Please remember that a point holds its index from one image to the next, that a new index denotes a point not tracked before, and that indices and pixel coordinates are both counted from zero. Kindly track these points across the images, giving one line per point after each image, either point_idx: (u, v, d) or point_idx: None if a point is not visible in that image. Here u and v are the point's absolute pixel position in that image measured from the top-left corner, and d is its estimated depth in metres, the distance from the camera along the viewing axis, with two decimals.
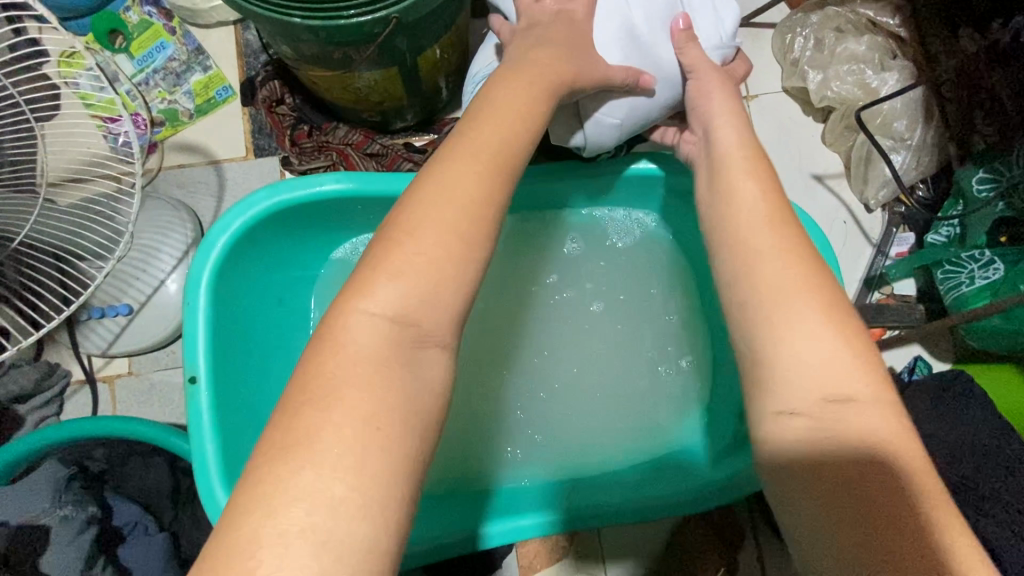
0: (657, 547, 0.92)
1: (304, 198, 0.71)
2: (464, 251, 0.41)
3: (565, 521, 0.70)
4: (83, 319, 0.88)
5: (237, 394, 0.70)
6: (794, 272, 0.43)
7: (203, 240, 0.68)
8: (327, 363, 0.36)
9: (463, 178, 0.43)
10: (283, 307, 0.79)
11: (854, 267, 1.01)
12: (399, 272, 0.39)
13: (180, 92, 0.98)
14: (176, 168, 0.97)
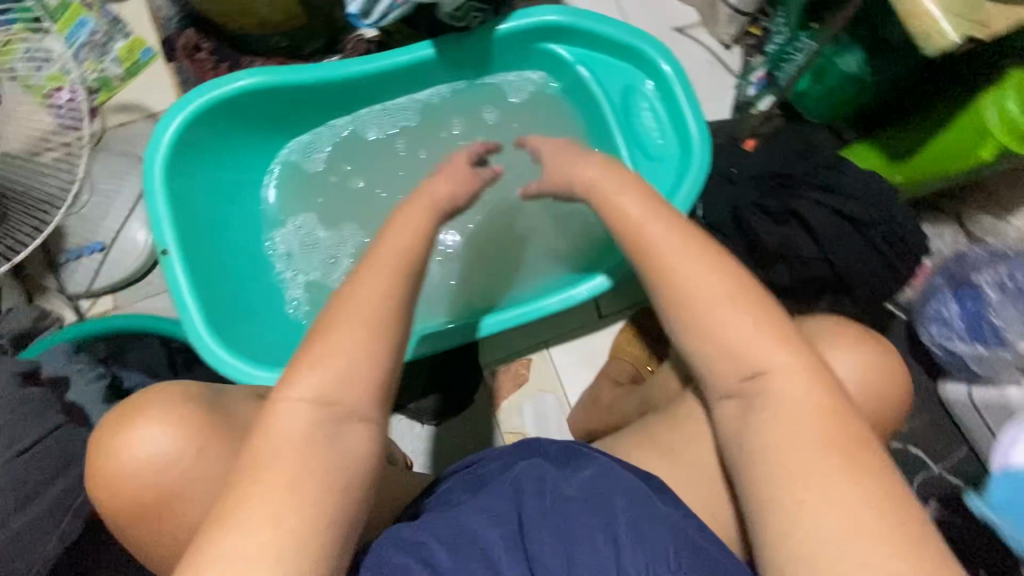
0: (600, 355, 1.10)
1: (227, 94, 0.84)
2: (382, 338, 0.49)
3: (545, 307, 0.89)
4: (65, 261, 1.00)
5: (206, 267, 0.84)
6: (720, 278, 0.51)
7: (151, 139, 0.81)
8: (268, 448, 0.45)
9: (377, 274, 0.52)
10: (236, 204, 0.92)
11: (723, 98, 1.17)
12: (317, 370, 0.47)
13: (108, 61, 1.10)
14: (118, 127, 1.09)
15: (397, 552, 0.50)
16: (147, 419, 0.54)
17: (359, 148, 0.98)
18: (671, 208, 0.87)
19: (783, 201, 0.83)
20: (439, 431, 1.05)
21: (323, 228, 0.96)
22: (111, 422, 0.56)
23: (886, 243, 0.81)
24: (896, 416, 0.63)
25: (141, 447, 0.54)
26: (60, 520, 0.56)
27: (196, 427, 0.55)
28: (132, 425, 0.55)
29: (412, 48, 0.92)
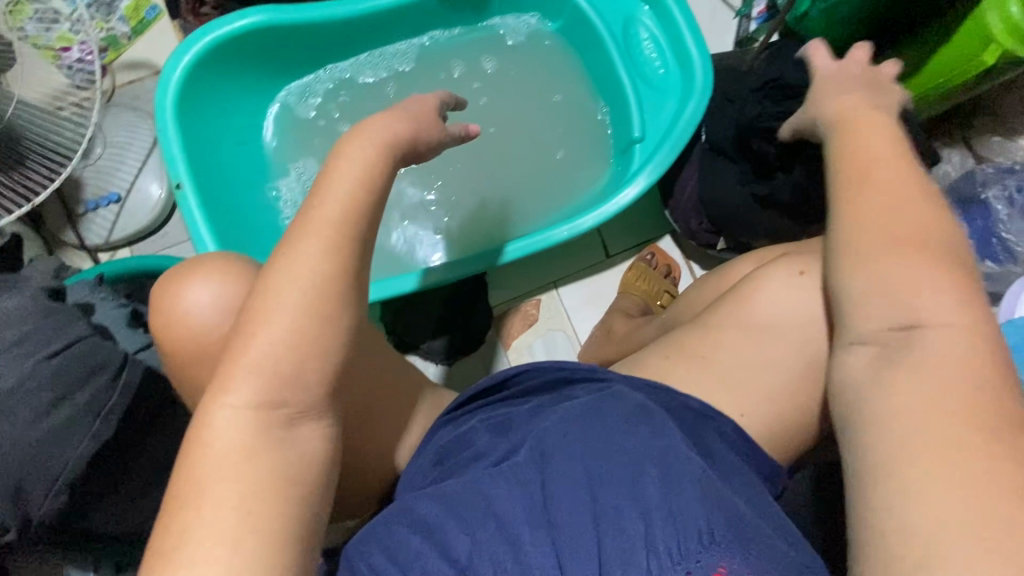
0: (609, 293, 1.10)
1: (231, 34, 0.86)
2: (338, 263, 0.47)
3: (556, 234, 0.90)
4: (83, 213, 1.03)
5: (219, 204, 0.86)
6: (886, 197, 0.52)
7: (160, 78, 0.83)
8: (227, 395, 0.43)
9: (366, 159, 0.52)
10: (244, 147, 0.94)
11: (725, 35, 1.17)
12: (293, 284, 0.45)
13: (115, 19, 1.11)
14: (127, 84, 1.11)
15: (426, 516, 0.54)
16: (201, 277, 0.58)
17: (356, 91, 0.99)
18: (677, 130, 0.89)
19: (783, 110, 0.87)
20: (453, 371, 1.07)
21: (326, 171, 0.97)
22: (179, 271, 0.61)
23: None
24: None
25: (184, 324, 0.57)
26: (92, 421, 0.59)
27: (218, 328, 0.57)
28: (177, 299, 0.58)
29: None
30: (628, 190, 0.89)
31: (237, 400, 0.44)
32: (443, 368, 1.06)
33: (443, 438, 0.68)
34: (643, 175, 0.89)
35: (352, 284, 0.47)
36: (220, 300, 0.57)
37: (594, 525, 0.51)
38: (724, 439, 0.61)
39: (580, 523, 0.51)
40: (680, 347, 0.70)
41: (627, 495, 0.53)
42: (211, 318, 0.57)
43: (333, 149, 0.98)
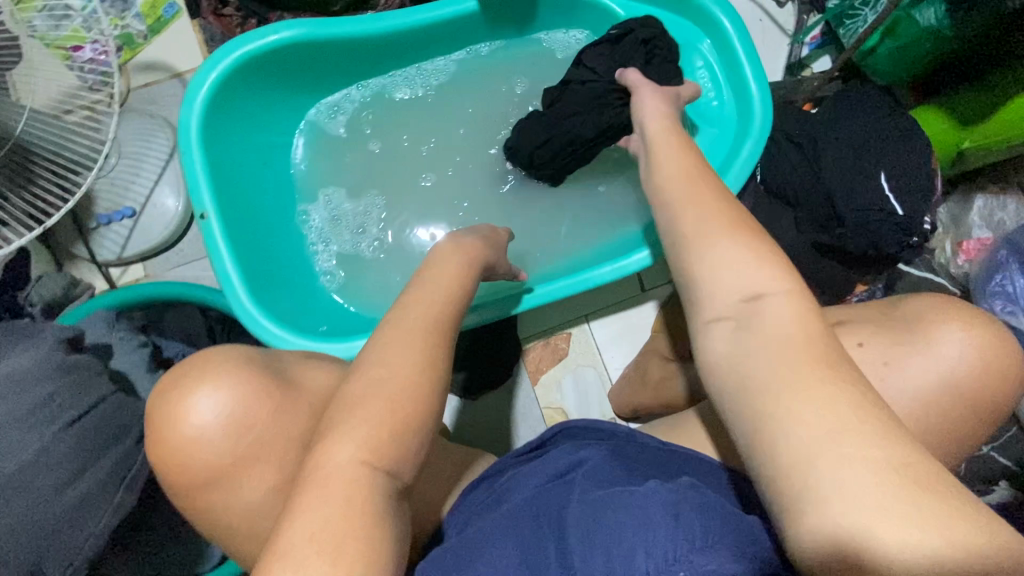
0: (642, 330, 1.06)
1: (263, 50, 0.80)
2: (425, 361, 0.52)
3: (594, 277, 0.85)
4: (94, 227, 0.97)
5: (244, 232, 0.80)
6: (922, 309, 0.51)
7: (185, 94, 0.77)
8: (317, 487, 0.45)
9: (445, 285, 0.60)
10: (269, 168, 0.88)
11: (775, 60, 1.11)
12: (377, 388, 0.50)
13: (131, 17, 1.04)
14: (143, 87, 1.05)
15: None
16: (211, 386, 0.52)
17: (394, 109, 0.94)
18: (733, 171, 0.83)
19: (853, 162, 0.83)
20: (478, 406, 1.02)
21: (356, 196, 0.91)
22: (186, 370, 0.54)
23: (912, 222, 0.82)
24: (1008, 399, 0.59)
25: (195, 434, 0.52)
26: (115, 492, 0.55)
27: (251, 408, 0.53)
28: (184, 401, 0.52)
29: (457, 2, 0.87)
30: None
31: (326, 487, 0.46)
32: (469, 403, 1.02)
33: (476, 500, 0.65)
34: None
35: (431, 386, 0.51)
36: (231, 416, 0.52)
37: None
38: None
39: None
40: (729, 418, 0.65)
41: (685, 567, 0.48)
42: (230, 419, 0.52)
43: (365, 171, 0.92)
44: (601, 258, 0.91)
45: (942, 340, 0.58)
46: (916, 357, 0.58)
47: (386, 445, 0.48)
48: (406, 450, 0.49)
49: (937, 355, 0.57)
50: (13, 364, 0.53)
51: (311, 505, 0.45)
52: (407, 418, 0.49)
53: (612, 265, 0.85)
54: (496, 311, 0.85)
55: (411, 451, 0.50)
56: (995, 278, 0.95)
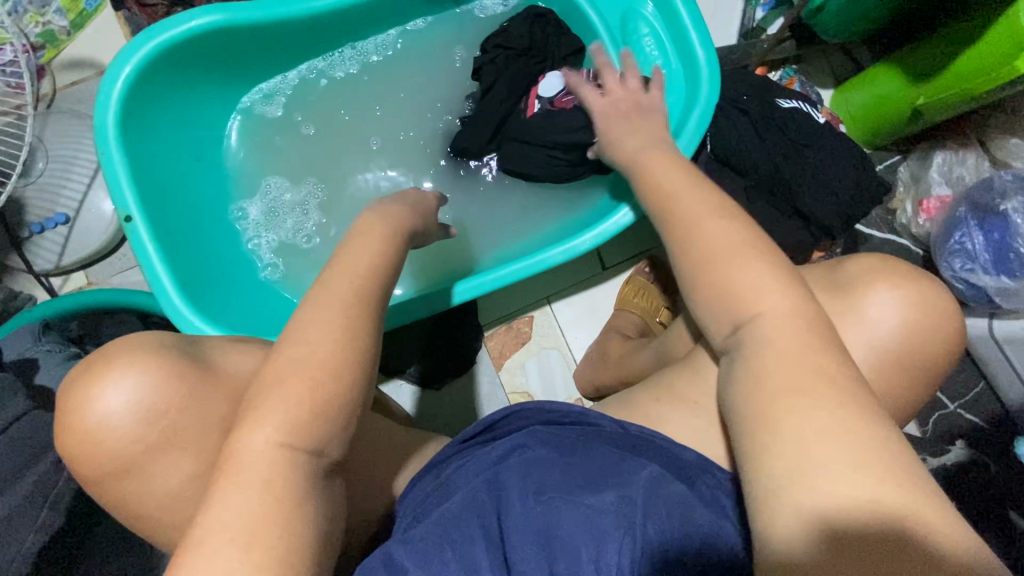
0: (605, 308, 1.04)
1: (180, 39, 0.75)
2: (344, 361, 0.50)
3: (542, 261, 0.82)
4: (27, 236, 0.93)
5: (175, 233, 0.77)
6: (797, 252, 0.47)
7: (100, 90, 0.73)
8: (231, 494, 0.44)
9: (372, 273, 0.58)
10: (200, 164, 0.84)
11: (728, 23, 1.08)
12: (293, 385, 0.48)
13: (51, 11, 0.99)
14: (70, 87, 1.00)
15: (398, 562, 0.52)
16: (119, 374, 0.50)
17: (329, 95, 0.91)
18: (683, 140, 0.80)
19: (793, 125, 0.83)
20: (442, 395, 1.01)
21: (294, 188, 0.88)
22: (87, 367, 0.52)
23: (859, 184, 0.81)
24: (961, 370, 0.57)
25: (105, 434, 0.50)
26: (38, 511, 0.52)
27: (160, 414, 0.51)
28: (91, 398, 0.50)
29: None
30: (625, 210, 0.81)
31: (241, 499, 0.44)
32: (433, 393, 1.01)
33: (422, 493, 0.63)
34: None
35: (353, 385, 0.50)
36: (144, 397, 0.50)
37: (547, 555, 0.50)
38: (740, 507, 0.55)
39: (533, 552, 0.51)
40: (675, 392, 0.65)
41: (587, 529, 0.51)
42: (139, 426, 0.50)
43: (304, 162, 0.89)
44: (553, 238, 0.89)
45: (879, 305, 0.56)
46: (857, 324, 0.56)
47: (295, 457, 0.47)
48: (324, 457, 0.49)
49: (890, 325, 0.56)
50: None
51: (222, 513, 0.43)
52: (326, 420, 0.48)
53: (561, 248, 0.82)
54: (440, 301, 0.83)
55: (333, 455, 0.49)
56: (955, 236, 0.94)
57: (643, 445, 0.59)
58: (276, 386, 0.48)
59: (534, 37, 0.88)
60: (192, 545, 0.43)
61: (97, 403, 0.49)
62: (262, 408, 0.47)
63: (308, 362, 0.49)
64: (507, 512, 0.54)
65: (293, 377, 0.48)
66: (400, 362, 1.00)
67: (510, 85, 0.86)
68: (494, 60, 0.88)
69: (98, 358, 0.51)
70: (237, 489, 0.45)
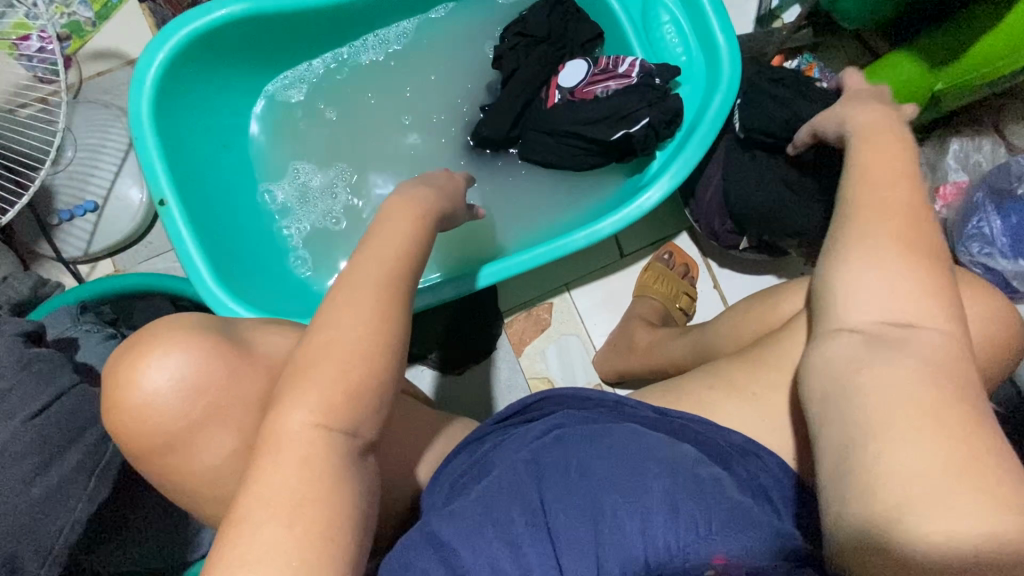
0: (624, 295, 1.06)
1: (210, 27, 0.77)
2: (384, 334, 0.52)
3: (565, 246, 0.84)
4: (56, 224, 0.94)
5: (207, 217, 0.78)
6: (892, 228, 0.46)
7: (133, 77, 0.74)
8: (281, 458, 0.47)
9: (409, 251, 0.59)
10: (229, 151, 0.86)
11: (745, 11, 1.09)
12: (339, 355, 0.50)
13: (76, 3, 1.00)
14: (96, 77, 1.01)
15: (438, 536, 0.54)
16: (171, 343, 0.53)
17: (352, 84, 0.92)
18: (705, 125, 0.82)
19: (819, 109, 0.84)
20: (463, 381, 1.02)
21: (319, 175, 0.90)
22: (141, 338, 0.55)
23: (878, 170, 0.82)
24: (988, 344, 0.58)
25: (161, 401, 0.53)
26: (87, 481, 0.54)
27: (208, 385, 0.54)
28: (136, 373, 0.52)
29: None
30: (648, 194, 0.82)
31: (287, 464, 0.47)
32: (455, 379, 1.02)
33: (457, 467, 0.65)
34: (666, 176, 0.82)
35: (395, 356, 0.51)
36: (195, 368, 0.53)
37: (587, 528, 0.52)
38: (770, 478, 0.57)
39: (580, 525, 0.52)
40: (724, 377, 0.66)
41: (631, 503, 0.53)
42: (175, 401, 0.53)
43: (328, 149, 0.91)
44: (575, 224, 0.90)
45: None
46: None
47: (333, 437, 0.48)
48: (359, 435, 0.50)
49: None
50: None
51: (272, 476, 0.46)
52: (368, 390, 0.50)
53: (584, 232, 0.84)
54: (466, 286, 0.84)
55: (366, 433, 0.51)
56: (972, 221, 0.95)
57: (678, 429, 0.61)
58: (322, 359, 0.50)
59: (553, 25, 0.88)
60: (245, 505, 0.45)
61: (148, 372, 0.52)
62: (307, 382, 0.49)
63: (351, 336, 0.51)
64: (544, 484, 0.56)
65: (338, 348, 0.50)
66: (423, 348, 1.01)
67: (533, 72, 0.87)
68: (513, 48, 0.89)
69: (146, 332, 0.55)
70: (286, 453, 0.47)
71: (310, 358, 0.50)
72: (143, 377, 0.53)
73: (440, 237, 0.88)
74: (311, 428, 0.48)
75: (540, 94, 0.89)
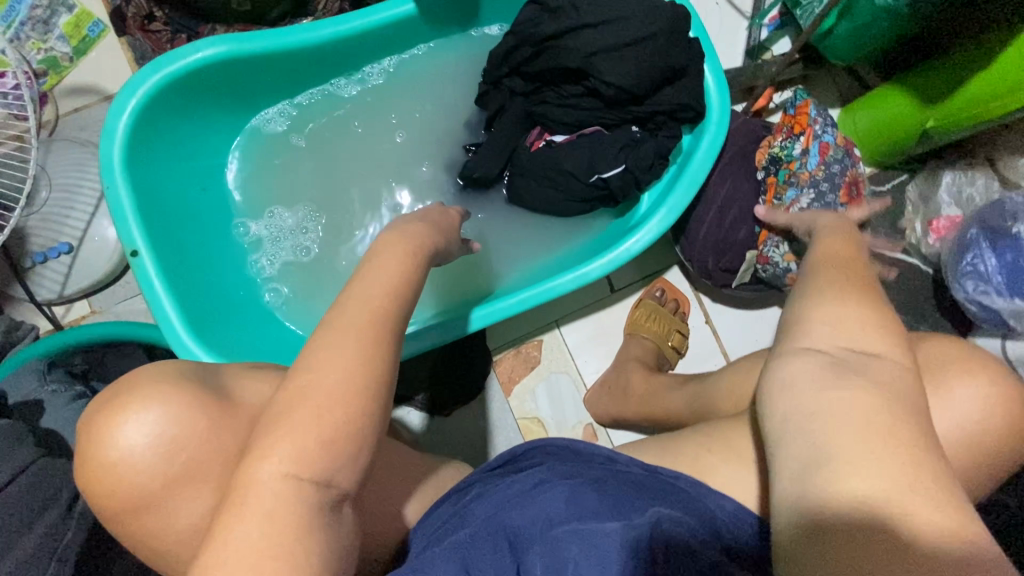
0: (616, 331, 1.04)
1: (184, 70, 0.75)
2: (359, 407, 0.49)
3: (548, 291, 0.82)
4: (29, 266, 0.92)
5: (181, 264, 0.76)
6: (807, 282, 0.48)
7: (106, 122, 0.72)
8: (229, 547, 0.44)
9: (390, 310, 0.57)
10: (206, 193, 0.84)
11: (734, 43, 1.08)
12: (302, 431, 0.47)
13: (54, 38, 0.98)
14: (73, 113, 0.99)
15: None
16: (121, 420, 0.52)
17: (333, 121, 0.90)
18: (694, 167, 0.80)
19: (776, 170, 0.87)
20: (452, 422, 1.00)
21: (299, 216, 0.88)
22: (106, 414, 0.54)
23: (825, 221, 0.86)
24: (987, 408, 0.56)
25: (126, 476, 0.51)
26: (47, 565, 0.50)
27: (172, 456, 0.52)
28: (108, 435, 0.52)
29: (390, 3, 0.83)
30: (635, 237, 0.81)
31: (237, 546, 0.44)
32: (441, 420, 1.00)
33: (441, 516, 0.63)
34: (655, 219, 0.80)
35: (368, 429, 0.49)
36: (157, 445, 0.52)
37: None
38: (733, 524, 0.54)
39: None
40: None
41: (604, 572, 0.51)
42: (152, 459, 0.52)
43: (309, 188, 0.89)
44: (562, 264, 0.89)
45: (939, 368, 0.56)
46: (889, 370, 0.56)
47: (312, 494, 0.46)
48: (340, 479, 0.48)
49: (926, 378, 0.55)
50: None
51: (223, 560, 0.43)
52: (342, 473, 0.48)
53: (569, 277, 0.81)
54: (445, 333, 0.82)
55: (344, 475, 0.48)
56: (967, 257, 0.93)
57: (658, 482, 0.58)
58: (294, 418, 0.48)
59: (519, 43, 0.81)
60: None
61: (109, 448, 0.52)
62: (288, 422, 0.47)
63: (317, 392, 0.49)
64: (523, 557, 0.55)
65: (299, 421, 0.47)
66: (411, 389, 0.99)
67: (519, 114, 0.85)
68: (498, 85, 0.87)
69: (108, 401, 0.53)
70: (242, 530, 0.44)
71: (274, 416, 0.49)
72: (108, 448, 0.52)
73: (429, 274, 0.87)
74: (281, 502, 0.45)
75: (526, 134, 0.88)
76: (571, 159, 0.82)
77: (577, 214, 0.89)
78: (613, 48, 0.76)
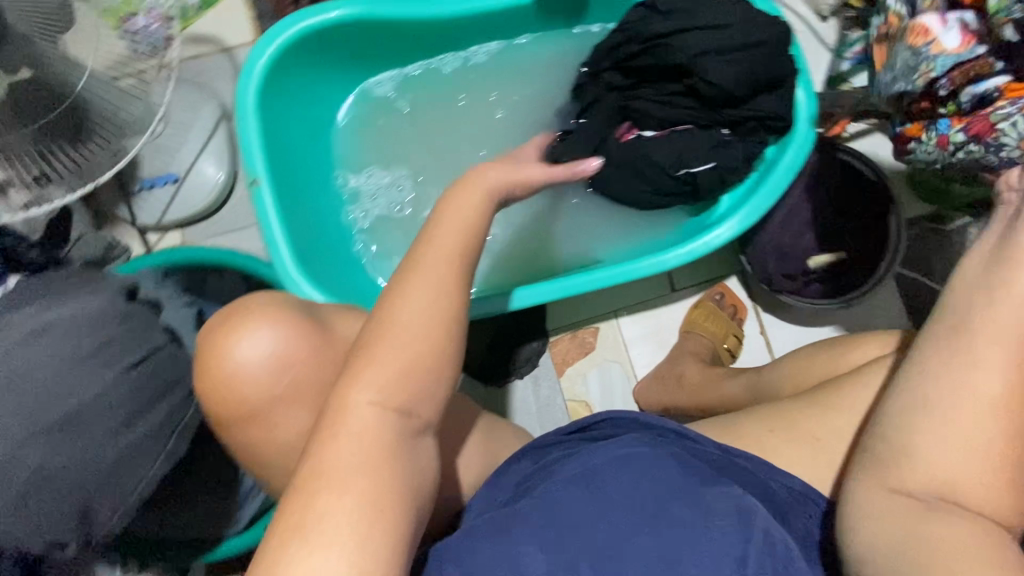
0: (671, 329, 1.07)
1: (320, 26, 0.82)
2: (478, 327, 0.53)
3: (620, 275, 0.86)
4: (137, 190, 0.98)
5: (290, 202, 0.82)
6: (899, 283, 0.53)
7: (245, 64, 0.79)
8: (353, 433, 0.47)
9: None
10: (315, 142, 0.90)
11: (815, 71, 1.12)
12: (428, 341, 0.50)
13: None
14: (193, 60, 1.06)
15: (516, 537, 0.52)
16: (248, 329, 0.56)
17: (435, 93, 0.96)
18: (778, 173, 0.84)
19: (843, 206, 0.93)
20: (504, 394, 1.03)
21: (392, 177, 0.93)
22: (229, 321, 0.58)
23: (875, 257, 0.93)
24: None
25: (248, 378, 0.56)
26: (167, 440, 0.57)
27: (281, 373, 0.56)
28: (225, 351, 0.55)
29: None
30: (714, 232, 0.84)
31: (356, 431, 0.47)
32: (492, 391, 1.03)
33: (518, 471, 0.66)
34: (736, 217, 0.84)
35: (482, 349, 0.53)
36: (277, 353, 0.56)
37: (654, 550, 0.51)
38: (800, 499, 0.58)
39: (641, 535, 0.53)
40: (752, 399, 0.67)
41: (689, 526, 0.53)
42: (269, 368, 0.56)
43: (406, 152, 0.94)
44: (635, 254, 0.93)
45: None
46: None
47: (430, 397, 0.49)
48: (435, 397, 0.51)
49: None
50: (76, 307, 0.54)
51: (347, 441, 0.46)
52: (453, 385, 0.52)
53: (644, 264, 0.85)
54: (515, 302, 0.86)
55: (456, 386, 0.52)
56: None
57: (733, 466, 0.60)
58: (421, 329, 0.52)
59: (626, 40, 0.87)
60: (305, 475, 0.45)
61: (235, 350, 0.56)
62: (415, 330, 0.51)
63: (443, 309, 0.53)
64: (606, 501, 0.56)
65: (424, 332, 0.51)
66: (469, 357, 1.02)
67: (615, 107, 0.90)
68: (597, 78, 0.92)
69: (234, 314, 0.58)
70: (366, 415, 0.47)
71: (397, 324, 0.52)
72: (230, 352, 0.56)
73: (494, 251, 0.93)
74: (375, 412, 0.47)
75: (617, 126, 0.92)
76: (662, 152, 0.86)
77: (656, 209, 0.93)
78: (719, 51, 0.81)
